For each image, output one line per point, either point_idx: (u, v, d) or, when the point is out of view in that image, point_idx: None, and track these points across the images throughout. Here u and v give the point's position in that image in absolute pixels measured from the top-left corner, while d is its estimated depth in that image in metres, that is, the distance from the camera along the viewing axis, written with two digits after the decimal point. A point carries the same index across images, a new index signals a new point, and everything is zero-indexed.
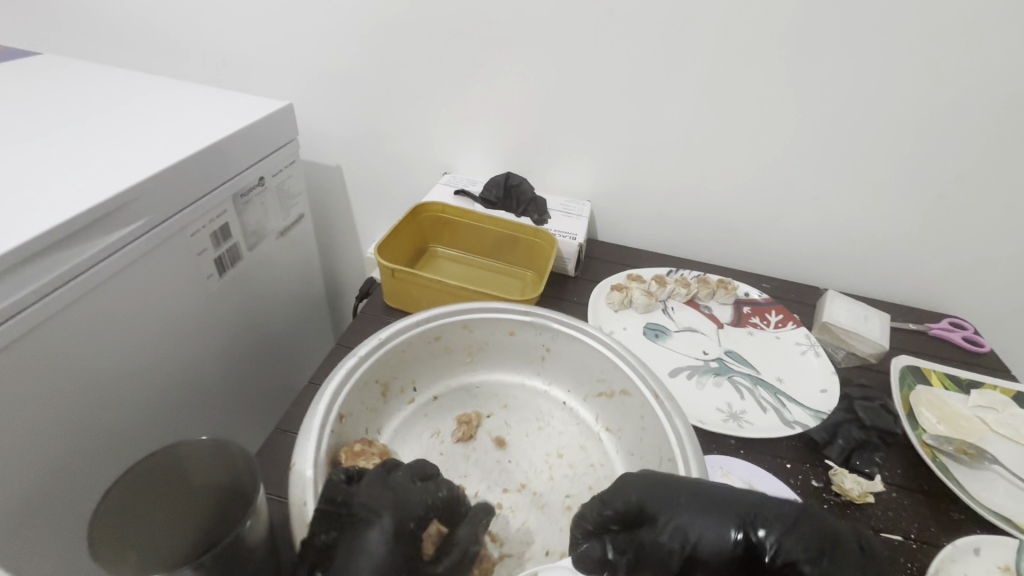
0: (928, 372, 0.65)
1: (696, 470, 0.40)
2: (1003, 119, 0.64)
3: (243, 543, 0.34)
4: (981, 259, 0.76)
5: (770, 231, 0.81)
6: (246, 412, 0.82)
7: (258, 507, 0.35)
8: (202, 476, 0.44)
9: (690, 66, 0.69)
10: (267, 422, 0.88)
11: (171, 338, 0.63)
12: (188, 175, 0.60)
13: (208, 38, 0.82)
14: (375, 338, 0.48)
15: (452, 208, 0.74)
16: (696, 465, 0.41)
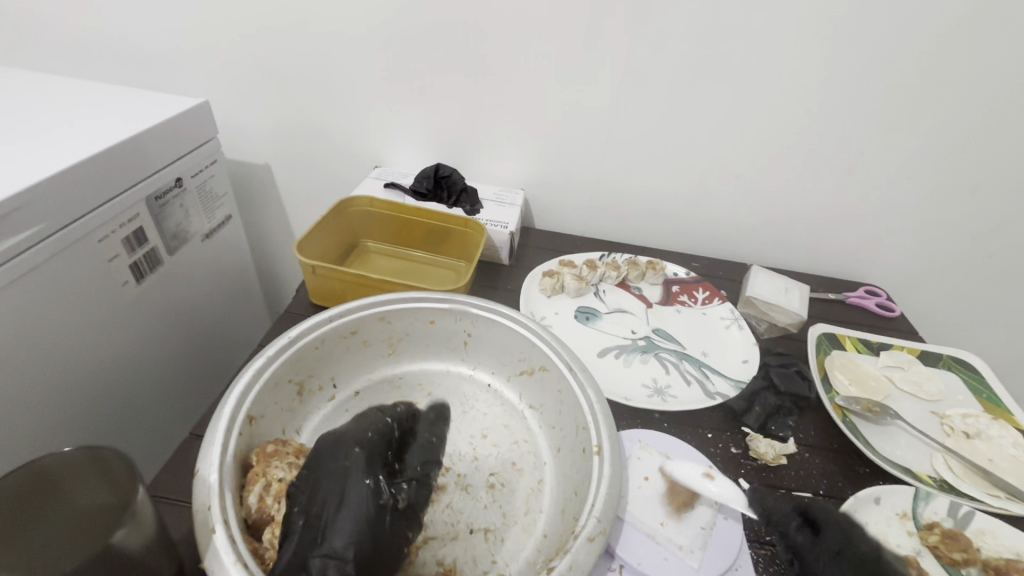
0: (842, 338, 0.69)
1: (607, 438, 0.43)
2: (898, 95, 0.68)
3: (123, 554, 0.31)
4: (890, 230, 0.81)
5: (698, 211, 0.84)
6: (170, 423, 0.78)
7: (136, 511, 0.31)
8: (85, 494, 0.38)
9: (608, 52, 0.70)
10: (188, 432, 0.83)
11: (78, 348, 0.60)
12: (93, 177, 0.57)
13: (110, 35, 0.78)
14: (284, 337, 0.47)
15: (380, 201, 0.73)
16: (607, 432, 0.44)
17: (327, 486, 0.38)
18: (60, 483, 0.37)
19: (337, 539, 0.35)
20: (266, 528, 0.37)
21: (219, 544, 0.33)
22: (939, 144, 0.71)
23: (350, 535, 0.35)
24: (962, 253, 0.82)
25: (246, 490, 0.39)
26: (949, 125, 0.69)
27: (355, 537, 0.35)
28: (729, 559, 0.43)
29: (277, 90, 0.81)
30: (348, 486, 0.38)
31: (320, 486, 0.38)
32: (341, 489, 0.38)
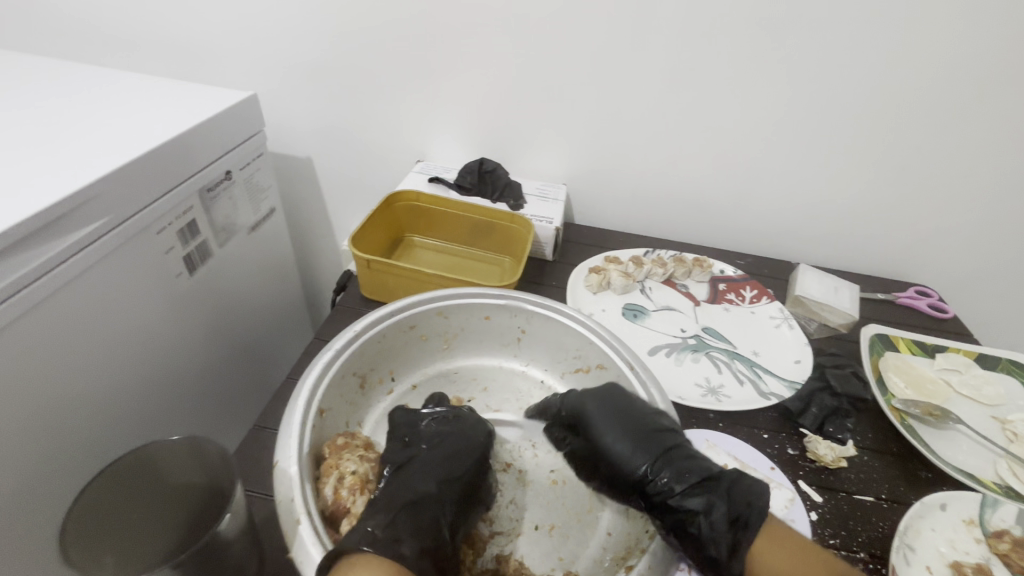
0: (896, 340, 0.68)
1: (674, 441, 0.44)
2: (957, 89, 0.66)
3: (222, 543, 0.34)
4: (943, 229, 0.78)
5: (742, 207, 0.82)
6: (219, 413, 0.79)
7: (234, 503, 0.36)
8: (182, 474, 0.53)
9: (658, 49, 0.69)
10: (236, 426, 0.84)
11: (138, 339, 0.61)
12: (150, 169, 0.58)
13: (159, 29, 0.79)
14: (349, 331, 0.47)
15: (426, 195, 0.73)
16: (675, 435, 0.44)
17: (453, 436, 0.44)
18: (155, 466, 0.51)
19: (417, 518, 0.37)
20: (344, 520, 0.38)
21: (306, 536, 0.33)
22: (1000, 141, 0.69)
23: (430, 520, 0.37)
24: (1018, 254, 0.79)
25: (320, 482, 0.39)
26: (1011, 118, 0.67)
27: (448, 491, 0.40)
28: None
29: (320, 85, 0.81)
30: (480, 446, 0.44)
31: (441, 435, 0.44)
32: (466, 439, 0.44)
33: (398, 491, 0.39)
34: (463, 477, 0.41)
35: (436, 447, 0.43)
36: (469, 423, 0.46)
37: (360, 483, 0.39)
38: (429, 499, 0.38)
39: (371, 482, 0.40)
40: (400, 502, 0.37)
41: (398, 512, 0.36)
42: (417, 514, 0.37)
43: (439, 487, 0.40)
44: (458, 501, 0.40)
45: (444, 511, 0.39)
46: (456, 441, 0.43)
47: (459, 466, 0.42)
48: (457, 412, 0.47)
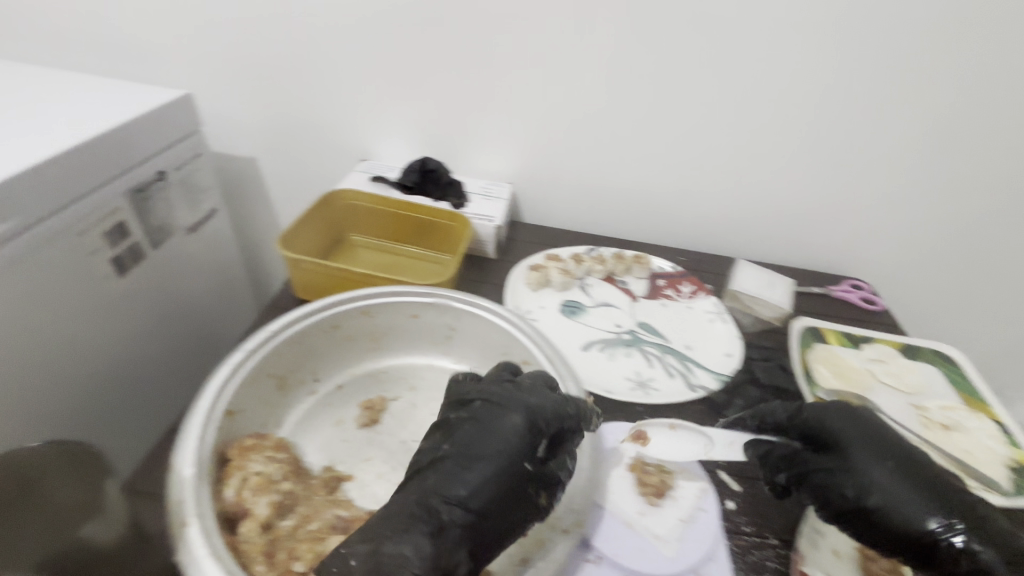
0: (826, 332, 0.70)
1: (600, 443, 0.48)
2: (878, 87, 0.68)
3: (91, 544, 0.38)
4: (875, 224, 0.81)
5: (684, 205, 0.84)
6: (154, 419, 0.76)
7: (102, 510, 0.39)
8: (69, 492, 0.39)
9: (593, 47, 0.70)
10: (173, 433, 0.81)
11: (59, 342, 0.59)
12: (70, 169, 0.56)
13: (93, 26, 0.77)
14: (263, 331, 0.47)
15: (365, 194, 0.73)
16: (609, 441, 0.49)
17: (476, 440, 0.39)
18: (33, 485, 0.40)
19: (406, 543, 0.33)
20: (243, 522, 0.37)
21: (192, 538, 0.33)
22: (921, 138, 0.71)
23: (425, 549, 0.33)
24: (947, 247, 0.82)
25: (222, 484, 0.39)
26: (932, 115, 0.69)
27: (460, 516, 0.35)
28: (705, 550, 0.43)
29: (261, 82, 0.80)
30: (505, 457, 0.38)
31: (471, 435, 0.40)
32: (490, 445, 0.39)
33: (397, 506, 0.36)
34: (484, 499, 0.36)
35: (457, 453, 0.38)
36: (493, 426, 0.40)
37: (263, 484, 0.39)
38: (428, 523, 0.35)
39: (276, 483, 0.40)
40: (402, 523, 0.35)
41: (388, 536, 0.34)
42: (409, 536, 0.34)
43: (448, 506, 0.36)
44: (476, 527, 0.36)
45: (449, 539, 0.35)
46: (477, 448, 0.39)
47: (479, 483, 0.37)
48: (486, 405, 0.41)
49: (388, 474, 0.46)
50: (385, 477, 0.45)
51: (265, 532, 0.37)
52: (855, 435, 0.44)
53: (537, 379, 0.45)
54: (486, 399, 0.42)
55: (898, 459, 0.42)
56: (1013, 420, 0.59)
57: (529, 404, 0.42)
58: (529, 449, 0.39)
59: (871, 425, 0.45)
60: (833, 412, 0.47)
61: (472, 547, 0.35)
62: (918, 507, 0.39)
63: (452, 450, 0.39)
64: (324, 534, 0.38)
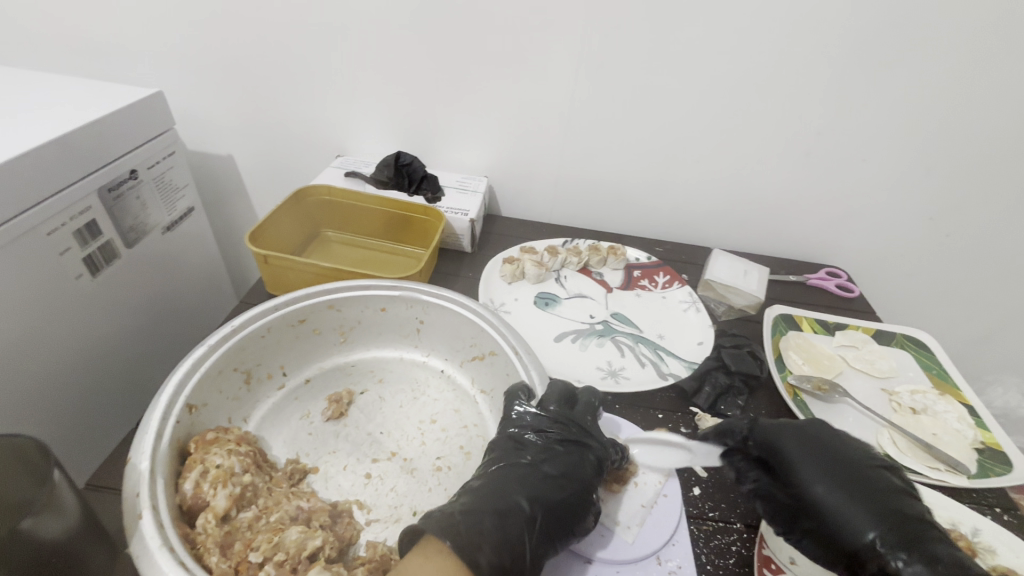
0: (800, 319, 0.70)
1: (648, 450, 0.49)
2: (855, 76, 0.67)
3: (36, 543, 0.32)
4: (850, 212, 0.81)
5: (660, 196, 0.84)
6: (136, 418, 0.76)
7: (56, 502, 0.32)
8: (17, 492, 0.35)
9: (565, 40, 0.69)
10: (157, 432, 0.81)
11: (30, 346, 0.57)
12: (36, 167, 0.54)
13: (60, 26, 0.76)
14: (227, 326, 0.47)
15: (338, 190, 0.73)
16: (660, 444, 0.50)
17: (557, 458, 0.42)
18: None
19: (504, 528, 0.36)
20: (201, 513, 0.37)
21: (145, 529, 0.33)
22: (898, 127, 0.71)
23: (514, 537, 0.36)
24: (922, 234, 0.82)
25: (182, 477, 0.39)
26: (908, 104, 0.69)
27: (541, 513, 0.38)
28: (665, 535, 0.43)
29: (235, 80, 0.80)
30: (581, 477, 0.41)
31: (553, 450, 0.42)
32: (573, 464, 0.41)
33: (492, 494, 0.38)
34: (560, 506, 0.39)
35: (544, 464, 0.41)
36: (581, 447, 0.43)
37: (222, 476, 0.39)
38: (523, 514, 0.37)
39: (237, 475, 0.40)
40: (489, 507, 0.37)
41: (486, 514, 0.36)
42: (505, 523, 0.36)
43: (533, 503, 0.38)
44: (552, 527, 0.38)
45: (529, 531, 0.37)
46: (556, 463, 0.41)
47: (549, 480, 0.40)
48: (574, 427, 0.44)
49: (352, 465, 0.46)
50: (349, 469, 0.46)
51: (222, 523, 0.37)
52: (798, 449, 0.41)
53: (587, 400, 0.47)
54: (559, 422, 0.44)
55: (845, 468, 0.40)
56: (981, 403, 0.60)
57: (600, 437, 0.44)
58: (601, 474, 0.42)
59: (813, 433, 0.42)
60: (772, 425, 0.43)
61: (545, 545, 0.37)
62: (863, 517, 0.37)
63: (535, 459, 0.42)
64: (283, 525, 0.38)
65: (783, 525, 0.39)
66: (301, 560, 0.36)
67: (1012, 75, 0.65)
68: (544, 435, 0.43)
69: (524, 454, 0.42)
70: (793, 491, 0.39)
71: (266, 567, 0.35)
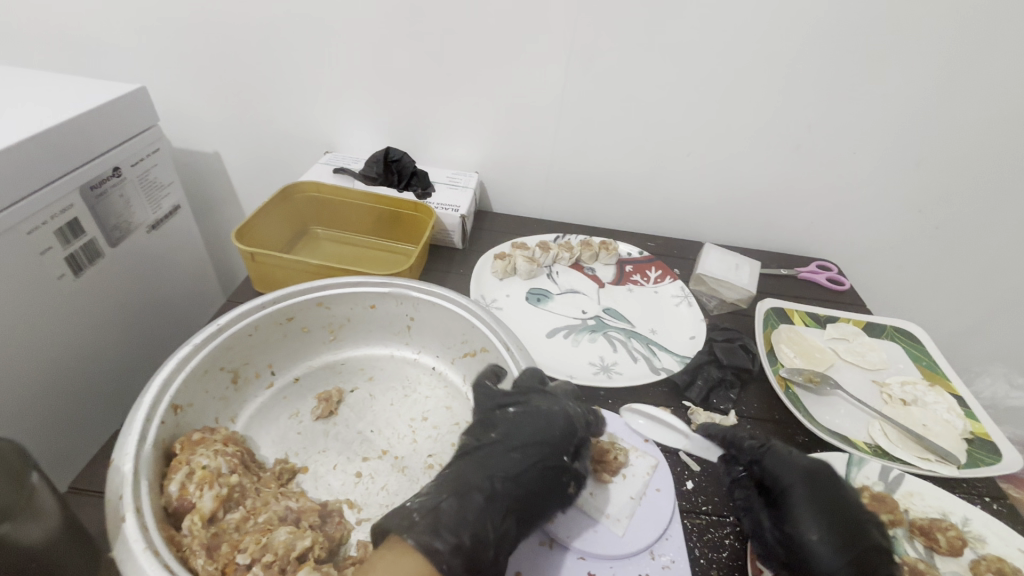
0: (791, 312, 0.70)
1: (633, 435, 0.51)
2: (844, 70, 0.67)
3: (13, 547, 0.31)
4: (840, 206, 0.81)
5: (652, 191, 0.84)
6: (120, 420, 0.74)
7: (34, 505, 0.32)
8: None
9: (555, 34, 0.68)
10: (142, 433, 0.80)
11: (9, 349, 0.56)
12: (15, 164, 0.53)
13: (39, 20, 0.74)
14: (213, 325, 0.46)
15: (326, 186, 0.72)
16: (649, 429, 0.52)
17: (522, 431, 0.42)
18: None
19: (462, 509, 0.36)
20: (187, 516, 0.37)
21: (128, 533, 0.32)
22: (887, 121, 0.71)
23: (474, 513, 0.36)
24: (911, 227, 0.83)
25: (167, 479, 0.38)
26: (897, 97, 0.69)
27: (503, 488, 0.39)
28: (658, 529, 0.43)
29: (220, 76, 0.78)
30: (546, 445, 0.42)
31: (518, 422, 0.43)
32: (538, 434, 0.42)
33: (449, 479, 0.39)
34: (524, 477, 0.40)
35: (508, 440, 0.42)
36: (545, 416, 0.43)
37: (208, 478, 0.38)
38: (480, 491, 0.38)
39: (223, 476, 0.39)
40: (447, 491, 0.38)
41: (444, 498, 0.37)
42: (463, 504, 0.37)
43: (492, 479, 0.39)
44: (515, 499, 0.39)
45: (491, 508, 0.37)
46: (519, 436, 0.42)
47: (517, 458, 0.41)
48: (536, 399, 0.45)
49: (343, 464, 0.46)
50: (340, 468, 0.45)
51: (209, 525, 0.37)
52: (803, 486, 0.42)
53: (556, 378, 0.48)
54: (520, 398, 0.45)
55: (841, 516, 0.40)
56: (970, 393, 0.60)
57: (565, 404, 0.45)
58: (571, 438, 0.43)
59: (824, 479, 0.42)
60: (783, 457, 0.44)
61: (513, 515, 0.38)
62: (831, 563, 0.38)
63: (499, 436, 0.42)
64: (272, 526, 0.38)
65: (764, 555, 0.41)
66: (290, 562, 0.35)
67: (1001, 66, 0.65)
68: (507, 410, 0.44)
69: (491, 430, 0.43)
70: (784, 526, 0.41)
71: (254, 569, 0.34)
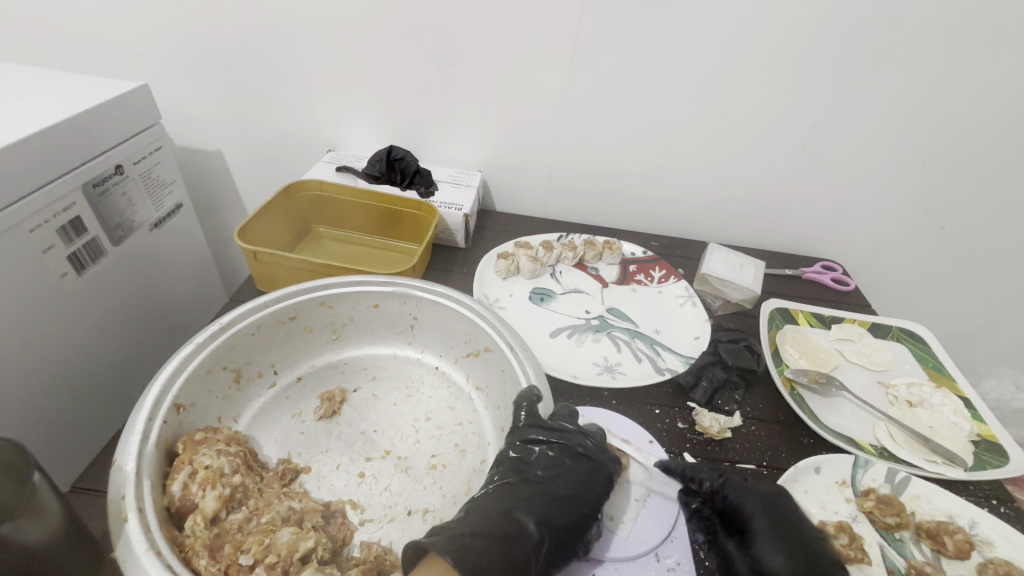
0: (796, 313, 0.70)
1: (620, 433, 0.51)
2: (850, 69, 0.67)
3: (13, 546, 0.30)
4: (846, 206, 0.81)
5: (656, 190, 0.83)
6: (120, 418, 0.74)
7: (35, 505, 0.31)
8: None
9: (559, 31, 0.68)
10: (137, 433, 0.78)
11: (11, 347, 0.56)
12: (17, 162, 0.53)
13: (42, 17, 0.74)
14: (215, 324, 0.46)
15: (329, 185, 0.72)
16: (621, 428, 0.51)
17: (566, 476, 0.41)
18: None
19: (511, 557, 0.35)
20: (190, 515, 0.37)
21: (131, 533, 0.32)
22: (893, 120, 0.70)
23: (521, 562, 0.35)
24: (916, 227, 0.82)
25: (169, 478, 0.38)
26: (903, 97, 0.68)
27: (548, 538, 0.37)
28: (664, 531, 0.43)
29: (222, 75, 0.78)
30: (593, 497, 0.41)
31: (567, 465, 0.42)
32: (585, 482, 0.41)
33: (497, 516, 0.37)
34: (568, 527, 0.38)
35: (554, 483, 0.40)
36: (592, 467, 0.42)
37: (211, 477, 0.38)
38: (528, 538, 0.37)
39: (226, 476, 0.39)
40: (493, 534, 0.36)
41: (495, 543, 0.36)
42: (511, 549, 0.36)
43: (540, 525, 0.38)
44: (555, 548, 0.38)
45: (534, 557, 0.36)
46: (566, 482, 0.41)
47: (564, 505, 0.39)
48: (586, 446, 0.43)
49: (346, 464, 0.46)
50: (343, 468, 0.45)
51: (211, 525, 0.37)
52: (761, 514, 0.41)
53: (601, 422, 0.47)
54: (564, 438, 0.43)
55: (798, 542, 0.40)
56: (977, 395, 0.60)
57: (608, 457, 0.44)
58: (612, 490, 0.42)
59: (778, 505, 0.42)
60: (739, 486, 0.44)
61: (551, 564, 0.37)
62: None
63: (546, 475, 0.41)
64: (275, 527, 0.37)
65: None
66: (293, 562, 0.35)
67: (1011, 64, 0.64)
68: (552, 448, 0.42)
69: (536, 468, 0.42)
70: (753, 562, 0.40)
71: (257, 570, 0.34)
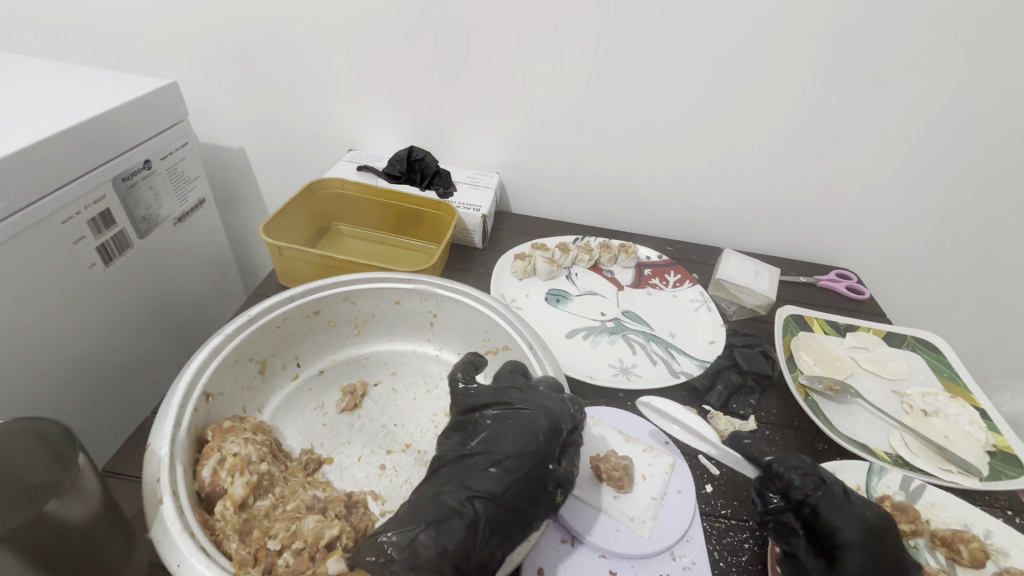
0: (811, 320, 0.70)
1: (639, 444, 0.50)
2: (869, 79, 0.67)
3: (58, 524, 0.31)
4: (862, 215, 0.81)
5: (671, 195, 0.84)
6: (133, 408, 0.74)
7: (77, 484, 0.32)
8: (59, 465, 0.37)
9: (580, 36, 0.69)
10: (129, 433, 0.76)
11: (40, 334, 0.57)
12: (55, 155, 0.54)
13: (77, 16, 0.76)
14: (243, 315, 0.47)
15: (350, 183, 0.73)
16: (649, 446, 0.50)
17: (505, 437, 0.38)
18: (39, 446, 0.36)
19: (442, 540, 0.33)
20: (220, 500, 0.38)
21: (166, 515, 0.33)
22: (911, 130, 0.71)
23: (456, 544, 0.33)
24: (932, 237, 0.82)
25: (200, 464, 0.39)
26: (922, 108, 0.69)
27: (489, 509, 0.35)
28: (680, 530, 0.43)
29: (249, 74, 0.80)
30: (533, 455, 0.37)
31: (500, 430, 0.38)
32: (522, 441, 0.38)
33: (427, 502, 0.35)
34: (509, 493, 0.36)
35: (493, 447, 0.37)
36: (527, 421, 0.39)
37: (239, 464, 0.39)
38: (460, 517, 0.34)
39: (254, 463, 0.40)
40: (425, 519, 0.34)
41: (422, 530, 0.34)
42: (441, 533, 0.34)
43: (472, 500, 0.35)
44: (500, 520, 0.35)
45: (471, 536, 0.34)
46: (504, 444, 0.37)
47: (505, 474, 0.36)
48: (518, 402, 0.40)
49: (367, 456, 0.47)
50: (364, 460, 0.46)
51: (240, 510, 0.38)
52: (861, 546, 0.38)
53: (547, 382, 0.44)
54: (502, 403, 0.41)
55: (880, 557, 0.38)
56: (992, 406, 0.60)
57: (549, 404, 0.41)
58: (556, 441, 0.39)
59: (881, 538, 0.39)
60: (840, 507, 0.40)
61: (498, 542, 0.35)
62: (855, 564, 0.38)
63: (479, 447, 0.38)
64: (300, 514, 0.38)
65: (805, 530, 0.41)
66: (320, 549, 0.36)
67: None
68: (488, 411, 0.40)
69: (471, 440, 0.39)
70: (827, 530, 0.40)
71: (285, 554, 0.35)
